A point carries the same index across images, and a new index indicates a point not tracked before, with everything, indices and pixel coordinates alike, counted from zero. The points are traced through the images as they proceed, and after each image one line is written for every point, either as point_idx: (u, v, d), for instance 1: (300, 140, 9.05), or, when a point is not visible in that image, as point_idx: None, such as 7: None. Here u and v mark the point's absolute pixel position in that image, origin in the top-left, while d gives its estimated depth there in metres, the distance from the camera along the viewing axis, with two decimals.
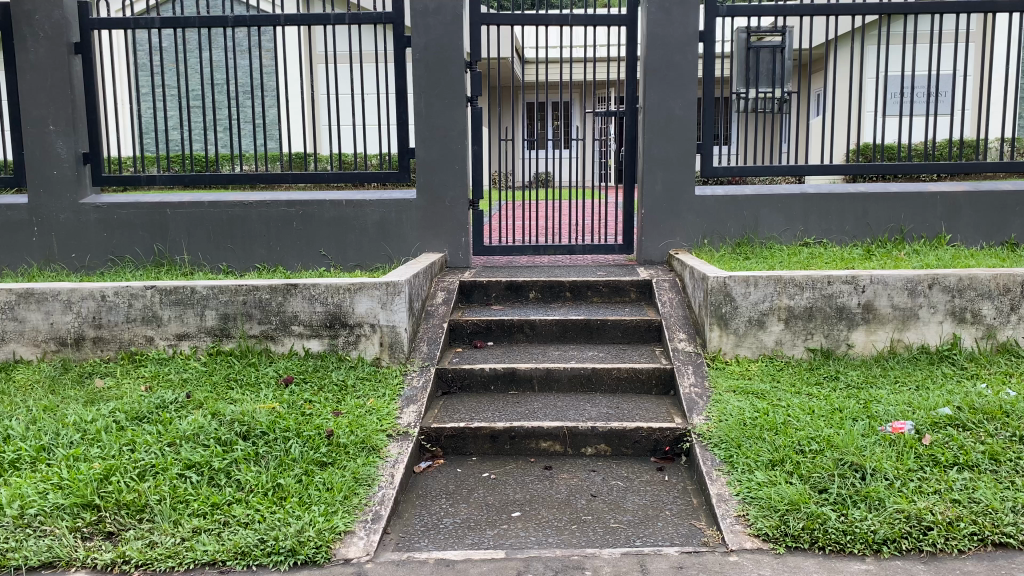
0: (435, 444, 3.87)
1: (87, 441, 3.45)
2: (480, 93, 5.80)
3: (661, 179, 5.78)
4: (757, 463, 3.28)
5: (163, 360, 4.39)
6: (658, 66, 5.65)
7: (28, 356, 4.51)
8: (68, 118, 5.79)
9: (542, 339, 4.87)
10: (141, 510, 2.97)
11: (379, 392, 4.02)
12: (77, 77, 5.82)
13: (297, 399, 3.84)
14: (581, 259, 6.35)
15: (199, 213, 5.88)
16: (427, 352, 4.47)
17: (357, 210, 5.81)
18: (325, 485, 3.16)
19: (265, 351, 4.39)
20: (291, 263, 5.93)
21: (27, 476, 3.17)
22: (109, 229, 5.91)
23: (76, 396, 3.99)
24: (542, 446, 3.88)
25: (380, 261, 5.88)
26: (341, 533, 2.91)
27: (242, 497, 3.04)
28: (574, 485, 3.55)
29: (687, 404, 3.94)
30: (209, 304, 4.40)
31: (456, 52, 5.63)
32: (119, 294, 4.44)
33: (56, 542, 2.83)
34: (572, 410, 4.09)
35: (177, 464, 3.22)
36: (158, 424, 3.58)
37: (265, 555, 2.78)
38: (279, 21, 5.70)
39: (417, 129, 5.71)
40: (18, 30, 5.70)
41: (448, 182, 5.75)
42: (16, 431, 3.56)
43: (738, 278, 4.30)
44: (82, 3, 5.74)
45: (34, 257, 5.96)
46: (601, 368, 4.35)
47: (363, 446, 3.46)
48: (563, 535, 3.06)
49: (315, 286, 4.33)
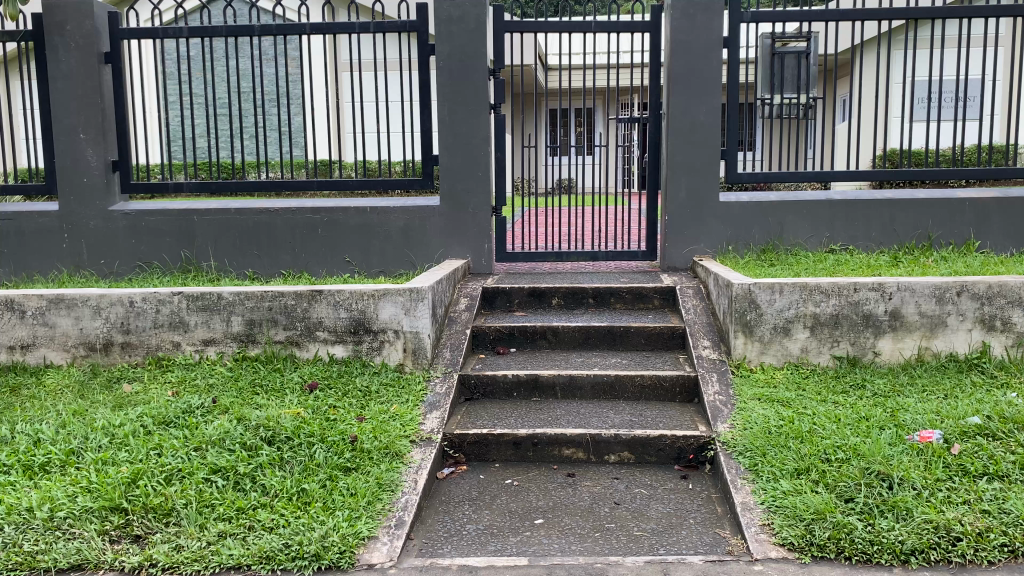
0: (458, 449, 3.88)
1: (115, 445, 3.51)
2: (503, 101, 5.82)
3: (684, 185, 5.75)
4: (782, 472, 3.25)
5: (190, 365, 4.44)
6: (682, 72, 5.64)
7: (58, 360, 4.57)
8: (97, 127, 5.88)
9: (565, 346, 4.86)
10: (168, 514, 3.00)
11: (402, 398, 4.03)
12: (106, 86, 5.91)
13: (322, 405, 3.87)
14: (604, 265, 6.32)
15: (225, 220, 5.94)
16: (450, 358, 4.48)
17: (380, 217, 5.85)
18: (349, 491, 3.17)
19: (290, 357, 4.43)
20: (316, 269, 5.96)
21: (56, 480, 3.22)
22: (138, 235, 5.98)
23: (105, 400, 4.04)
24: (565, 453, 3.87)
25: (404, 268, 5.91)
26: (364, 538, 2.92)
27: (267, 502, 3.06)
28: (598, 493, 3.54)
29: (712, 412, 3.92)
30: (236, 309, 4.45)
31: (480, 60, 5.65)
32: (147, 300, 4.49)
33: (84, 545, 2.86)
34: (596, 417, 4.08)
35: (204, 468, 3.25)
36: (185, 429, 3.62)
37: (290, 560, 2.79)
38: (305, 30, 5.73)
39: (440, 135, 5.74)
40: (51, 39, 5.80)
41: (471, 188, 5.77)
42: (46, 435, 3.61)
43: (764, 284, 4.28)
44: (113, 13, 5.85)
45: (64, 263, 6.04)
46: (625, 375, 4.33)
47: (387, 452, 3.48)
48: (587, 542, 3.05)
49: (340, 292, 4.37)
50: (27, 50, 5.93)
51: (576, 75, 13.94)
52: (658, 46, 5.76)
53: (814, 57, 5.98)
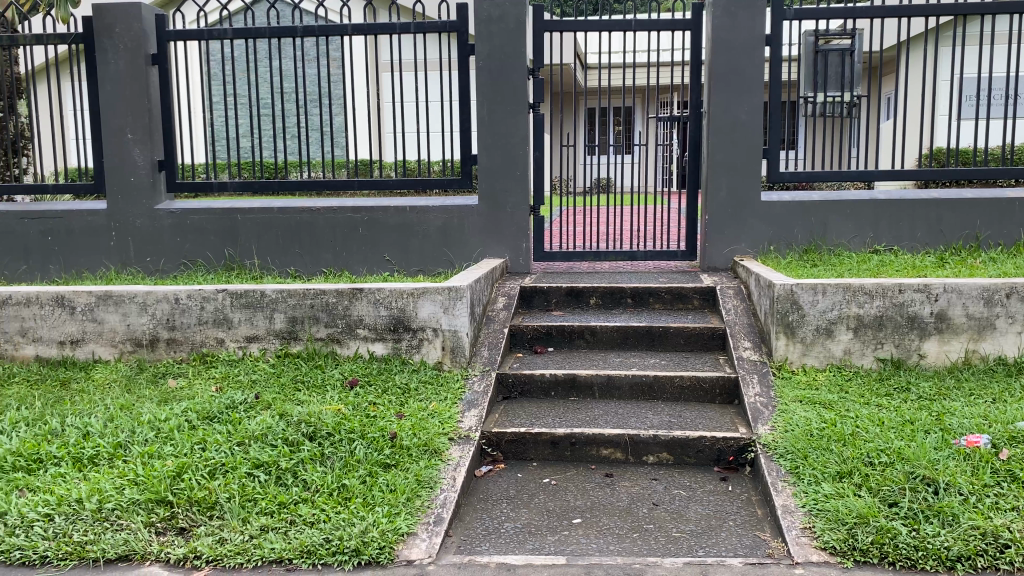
0: (496, 448, 3.89)
1: (161, 439, 3.58)
2: (542, 100, 5.82)
3: (725, 185, 5.70)
4: (824, 475, 3.21)
5: (234, 361, 4.51)
6: (723, 71, 5.59)
7: (106, 355, 4.68)
8: (145, 127, 6.00)
9: (603, 346, 4.85)
10: (212, 507, 3.06)
11: (440, 396, 4.05)
12: (153, 87, 6.03)
13: (362, 402, 3.91)
14: (643, 265, 6.29)
15: (267, 219, 6.02)
16: (488, 357, 4.49)
17: (420, 216, 5.89)
18: (388, 487, 3.19)
19: (331, 354, 4.48)
20: (356, 268, 6.02)
21: (104, 472, 3.30)
22: (183, 233, 6.10)
23: (151, 395, 4.13)
24: (604, 453, 3.86)
25: (443, 267, 5.94)
26: (403, 534, 2.94)
27: (308, 497, 3.10)
28: (636, 493, 3.53)
29: (752, 413, 3.88)
30: (278, 307, 4.51)
31: (519, 60, 5.66)
32: (192, 297, 4.57)
33: (131, 536, 2.93)
34: (634, 417, 4.06)
35: (247, 463, 3.31)
36: (228, 424, 3.68)
37: (331, 554, 2.83)
38: (347, 31, 5.78)
39: (480, 135, 5.76)
40: (101, 42, 5.94)
41: (509, 188, 5.78)
42: (94, 428, 3.70)
43: (806, 285, 4.22)
44: (160, 16, 5.96)
45: (111, 261, 6.18)
46: (664, 376, 4.31)
47: (426, 449, 3.50)
48: (626, 543, 3.04)
49: (380, 290, 4.41)
50: (78, 52, 6.08)
51: (616, 74, 13.88)
52: (699, 45, 5.72)
53: (859, 55, 5.89)
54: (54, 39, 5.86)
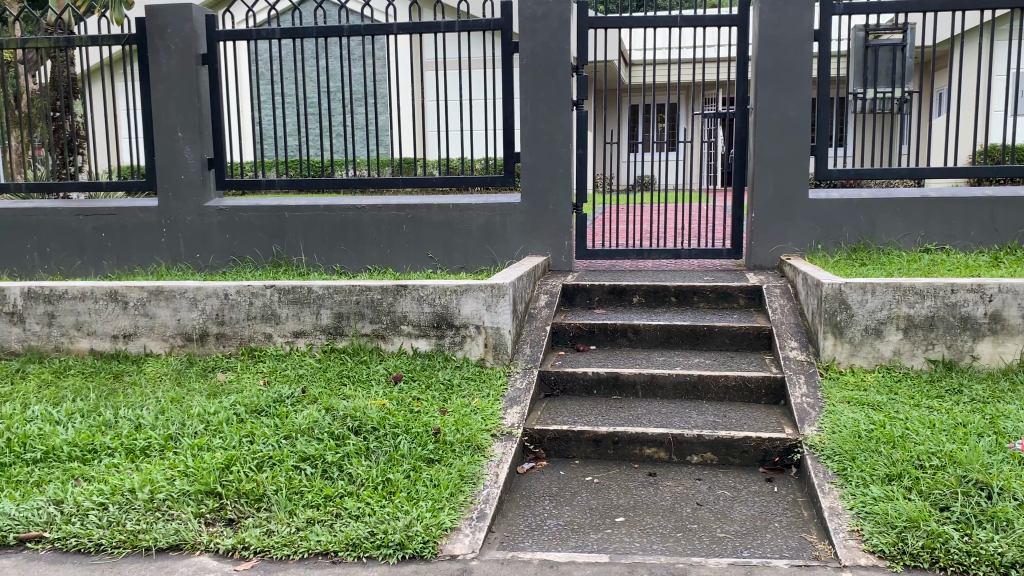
0: (539, 445, 3.90)
1: (210, 431, 3.66)
2: (586, 98, 5.80)
3: (771, 182, 5.63)
4: (873, 477, 3.16)
5: (281, 356, 4.58)
6: (770, 67, 5.52)
7: (157, 349, 4.79)
8: (195, 126, 6.12)
9: (646, 344, 4.82)
10: (259, 499, 3.11)
11: (483, 392, 4.07)
12: (203, 87, 6.15)
13: (406, 397, 3.95)
14: (687, 263, 6.24)
15: (314, 216, 6.10)
16: (531, 354, 4.50)
17: (463, 214, 5.92)
18: (432, 482, 3.22)
19: (375, 349, 4.53)
20: (400, 265, 6.07)
21: (156, 463, 3.38)
22: (232, 230, 6.21)
23: (200, 389, 4.22)
24: (647, 452, 3.85)
25: (485, 264, 5.96)
26: (447, 529, 2.96)
27: (353, 490, 3.14)
28: (680, 493, 3.51)
29: (799, 414, 3.83)
30: (324, 303, 4.57)
31: (564, 57, 5.65)
32: (241, 292, 4.65)
33: (182, 526, 2.99)
34: (678, 417, 4.03)
35: (294, 456, 3.36)
36: (275, 418, 3.74)
37: (376, 548, 2.86)
38: (392, 30, 5.83)
39: (523, 132, 5.76)
40: (153, 42, 6.07)
41: (553, 185, 5.78)
42: (146, 420, 3.79)
43: (855, 284, 4.15)
44: (210, 16, 6.07)
45: (162, 257, 6.31)
46: (708, 375, 4.27)
47: (469, 445, 3.52)
48: (669, 542, 3.02)
49: (424, 287, 4.45)
50: (131, 53, 6.22)
51: (661, 71, 13.78)
52: (746, 41, 5.65)
53: (910, 49, 5.77)
54: (108, 40, 6.00)
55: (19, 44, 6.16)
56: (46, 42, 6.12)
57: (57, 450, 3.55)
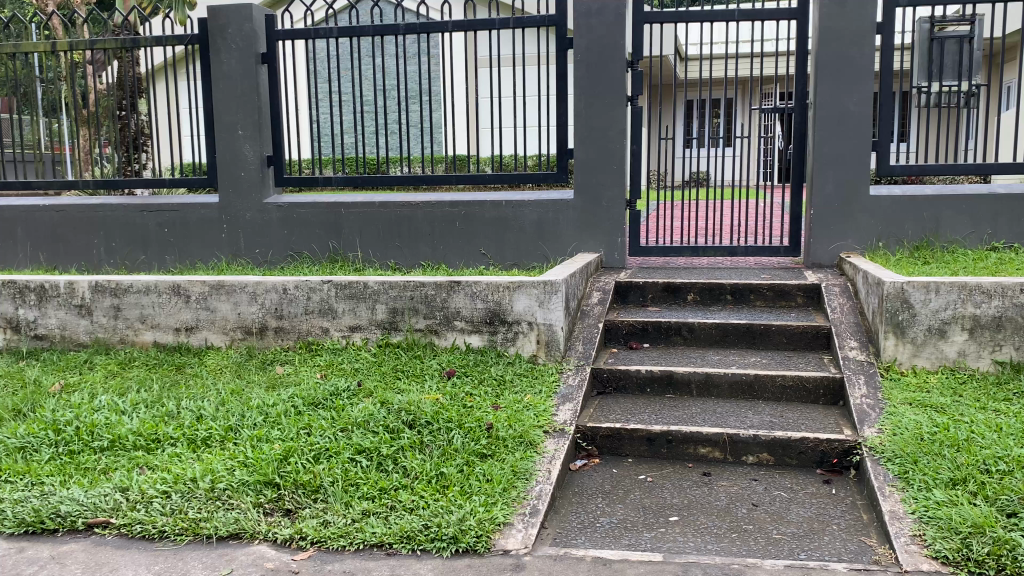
0: (591, 442, 3.89)
1: (269, 423, 3.74)
2: (641, 93, 5.76)
3: (831, 178, 5.51)
4: (936, 481, 3.08)
5: (338, 350, 4.66)
6: (830, 60, 5.40)
7: (218, 342, 4.90)
8: (255, 124, 6.24)
9: (701, 342, 4.77)
10: (316, 490, 3.17)
11: (536, 389, 4.08)
12: (263, 86, 6.26)
13: (459, 392, 3.97)
14: (743, 261, 6.16)
15: (370, 213, 6.17)
16: (584, 351, 4.49)
17: (516, 210, 5.93)
18: (485, 477, 3.24)
19: (429, 345, 4.57)
20: (453, 261, 6.11)
21: (217, 453, 3.46)
22: (290, 227, 6.32)
23: (259, 381, 4.31)
24: (701, 452, 3.81)
25: (538, 261, 5.97)
26: (500, 524, 2.98)
27: (407, 483, 3.18)
28: (734, 493, 3.47)
29: (858, 415, 3.75)
30: (380, 298, 4.62)
31: (619, 53, 5.62)
32: (299, 287, 4.73)
33: (242, 515, 3.06)
34: (733, 416, 3.98)
35: (350, 448, 3.41)
36: (332, 411, 3.81)
37: (430, 541, 2.89)
38: (447, 27, 5.86)
39: (577, 129, 5.74)
40: (215, 42, 6.21)
41: (606, 182, 5.75)
42: (208, 411, 3.88)
43: (918, 283, 4.05)
44: (270, 16, 6.18)
45: (223, 252, 6.46)
46: (765, 375, 4.21)
47: (521, 441, 3.53)
48: (724, 542, 2.99)
49: (477, 283, 4.47)
50: (194, 52, 6.37)
51: (718, 65, 13.60)
52: (805, 34, 5.54)
53: (978, 41, 5.60)
54: (172, 40, 6.16)
55: (87, 45, 6.36)
56: (113, 43, 6.30)
57: (122, 439, 3.66)
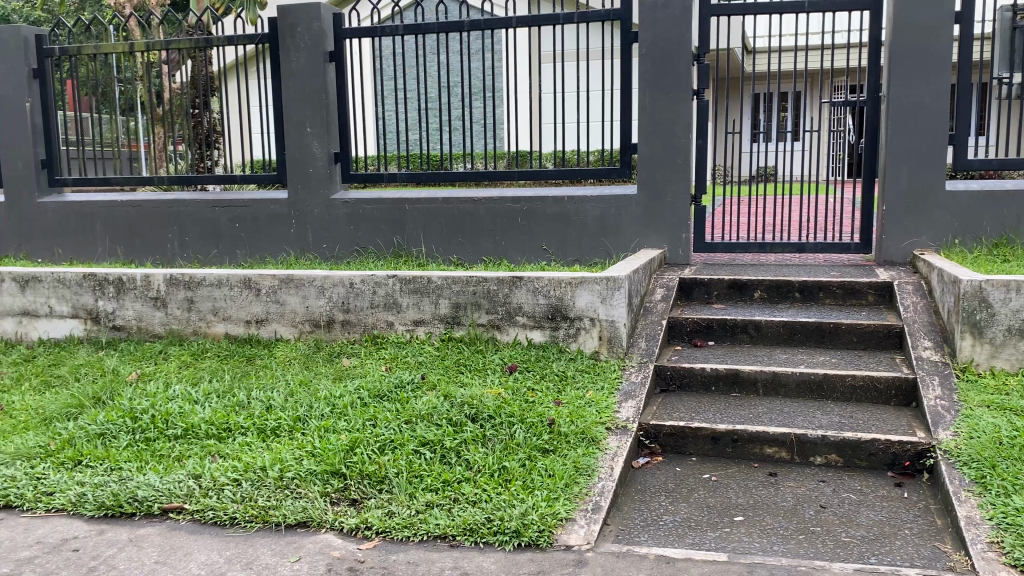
0: (654, 440, 3.86)
1: (336, 414, 3.81)
2: (707, 87, 5.68)
3: (905, 173, 5.35)
4: (1015, 487, 2.97)
5: (402, 344, 4.72)
6: (905, 51, 5.24)
7: (287, 335, 5.02)
8: (322, 121, 6.35)
9: (768, 341, 4.69)
10: (381, 481, 3.22)
11: (598, 385, 4.07)
12: (330, 84, 6.38)
13: (521, 387, 3.99)
14: (811, 258, 6.03)
15: (433, 208, 6.23)
16: (647, 347, 4.46)
17: (578, 206, 5.92)
18: (547, 472, 3.24)
19: (491, 340, 4.60)
20: (515, 257, 6.13)
21: (285, 443, 3.55)
22: (356, 222, 6.42)
23: (326, 372, 4.40)
24: (767, 452, 3.74)
25: (601, 257, 5.94)
26: (562, 519, 2.98)
27: (470, 476, 3.21)
28: (802, 494, 3.40)
29: (932, 417, 3.64)
30: (443, 293, 4.67)
31: (685, 46, 5.55)
32: (365, 282, 4.81)
33: (309, 504, 3.13)
34: (801, 416, 3.91)
35: (414, 440, 3.45)
36: (396, 403, 3.86)
37: (492, 534, 2.91)
38: (512, 23, 5.87)
39: (641, 123, 5.70)
40: (285, 41, 6.34)
41: (671, 177, 5.69)
42: (277, 402, 3.98)
43: (997, 282, 3.91)
44: (338, 14, 6.29)
45: (291, 247, 6.60)
46: (834, 374, 4.11)
47: (584, 437, 3.52)
48: (791, 544, 2.94)
49: (539, 279, 4.47)
50: (264, 51, 6.52)
51: (787, 58, 13.33)
52: (878, 24, 5.39)
53: None
54: (244, 40, 6.31)
55: (163, 45, 6.56)
56: (187, 43, 6.50)
57: (195, 427, 3.77)
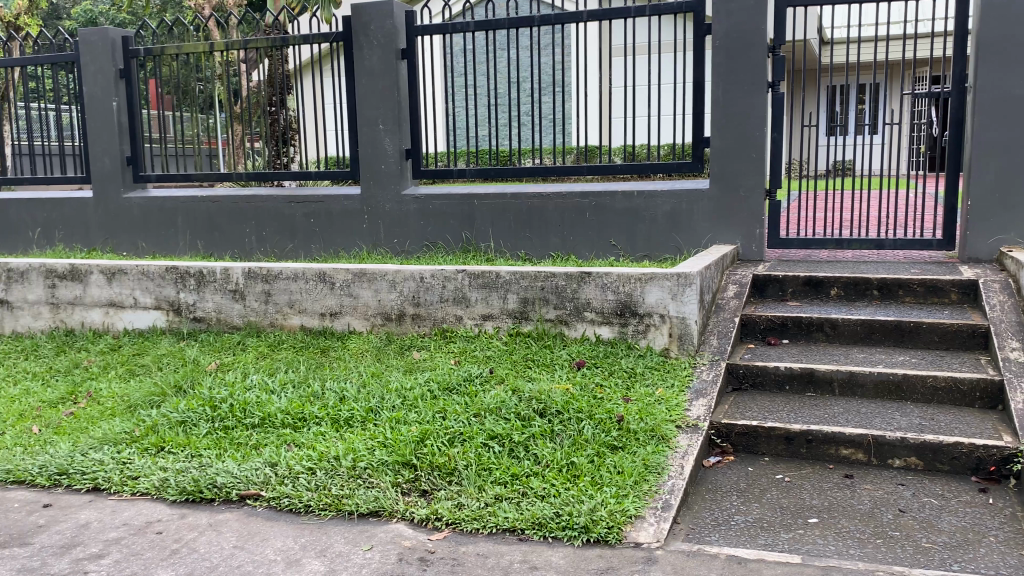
0: (726, 439, 3.81)
1: (406, 406, 3.87)
2: (782, 79, 5.56)
3: (993, 167, 5.14)
4: None
5: (471, 338, 4.76)
6: (994, 39, 5.03)
7: (359, 327, 5.11)
8: (394, 118, 6.44)
9: (844, 340, 4.57)
10: (451, 473, 3.25)
11: (668, 382, 4.03)
12: (402, 80, 6.46)
13: (589, 383, 3.98)
14: (890, 254, 5.85)
15: (502, 204, 6.26)
16: (718, 345, 4.39)
17: (648, 201, 5.86)
18: (616, 468, 3.23)
19: (559, 335, 4.60)
20: (583, 252, 6.11)
21: (358, 433, 3.62)
22: (426, 217, 6.49)
23: (397, 365, 4.46)
24: (843, 453, 3.65)
25: (671, 252, 5.88)
26: (631, 517, 2.96)
27: (539, 471, 3.22)
28: (879, 497, 3.31)
29: (1020, 421, 3.50)
30: (511, 288, 4.69)
31: (760, 37, 5.44)
32: (435, 276, 4.86)
33: (381, 494, 3.19)
34: (879, 417, 3.80)
35: (483, 434, 3.48)
36: (465, 396, 3.90)
37: (561, 529, 2.92)
38: (582, 17, 5.84)
39: (714, 117, 5.61)
40: (358, 39, 6.45)
41: (744, 171, 5.60)
42: (350, 393, 4.06)
43: None
44: (410, 12, 6.36)
45: (363, 241, 6.72)
46: (914, 375, 3.99)
47: (653, 434, 3.49)
48: (868, 548, 2.87)
49: (608, 274, 4.46)
50: (338, 49, 6.64)
51: (867, 49, 12.94)
52: (965, 11, 5.19)
53: None
54: (318, 38, 6.44)
55: (241, 44, 6.74)
56: (264, 43, 6.65)
57: (272, 417, 3.88)
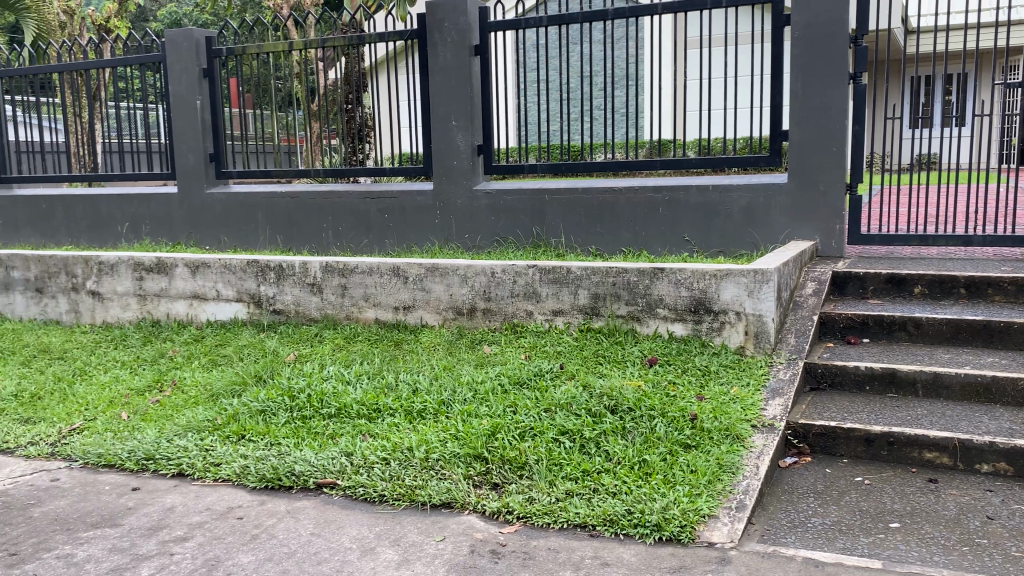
0: (803, 440, 3.73)
1: (478, 400, 3.90)
2: (865, 70, 5.40)
3: None
4: None
5: (541, 333, 4.77)
6: None
7: (432, 321, 5.17)
8: (467, 114, 6.49)
9: (929, 339, 4.42)
10: (522, 467, 3.27)
11: (742, 381, 3.96)
12: (476, 76, 6.50)
13: (661, 380, 3.95)
14: (979, 251, 5.62)
15: (573, 199, 6.24)
16: (796, 344, 4.30)
17: (723, 196, 5.77)
18: (689, 467, 3.19)
19: (631, 331, 4.57)
20: (655, 248, 6.05)
21: (431, 426, 3.67)
22: (498, 213, 6.52)
23: (469, 359, 4.50)
24: (927, 456, 3.53)
25: (746, 248, 5.77)
26: (704, 516, 2.93)
27: (610, 467, 3.21)
28: (965, 503, 3.19)
29: None
30: (583, 283, 4.68)
31: (841, 28, 5.29)
32: (507, 271, 4.88)
33: (453, 486, 3.23)
34: (965, 420, 3.66)
35: (554, 429, 3.48)
36: (536, 391, 3.91)
37: (632, 526, 2.90)
38: (657, 10, 5.78)
39: (793, 110, 5.49)
40: (433, 36, 6.52)
41: (824, 165, 5.46)
42: (422, 385, 4.12)
43: None
44: (484, 8, 6.40)
45: (436, 237, 6.79)
46: (1004, 377, 3.83)
47: (727, 434, 3.44)
48: (953, 555, 2.77)
49: (682, 270, 4.41)
50: (413, 46, 6.72)
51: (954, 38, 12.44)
52: None
53: None
54: (394, 36, 6.53)
55: (319, 43, 6.87)
56: (341, 41, 6.77)
57: (347, 407, 3.96)
